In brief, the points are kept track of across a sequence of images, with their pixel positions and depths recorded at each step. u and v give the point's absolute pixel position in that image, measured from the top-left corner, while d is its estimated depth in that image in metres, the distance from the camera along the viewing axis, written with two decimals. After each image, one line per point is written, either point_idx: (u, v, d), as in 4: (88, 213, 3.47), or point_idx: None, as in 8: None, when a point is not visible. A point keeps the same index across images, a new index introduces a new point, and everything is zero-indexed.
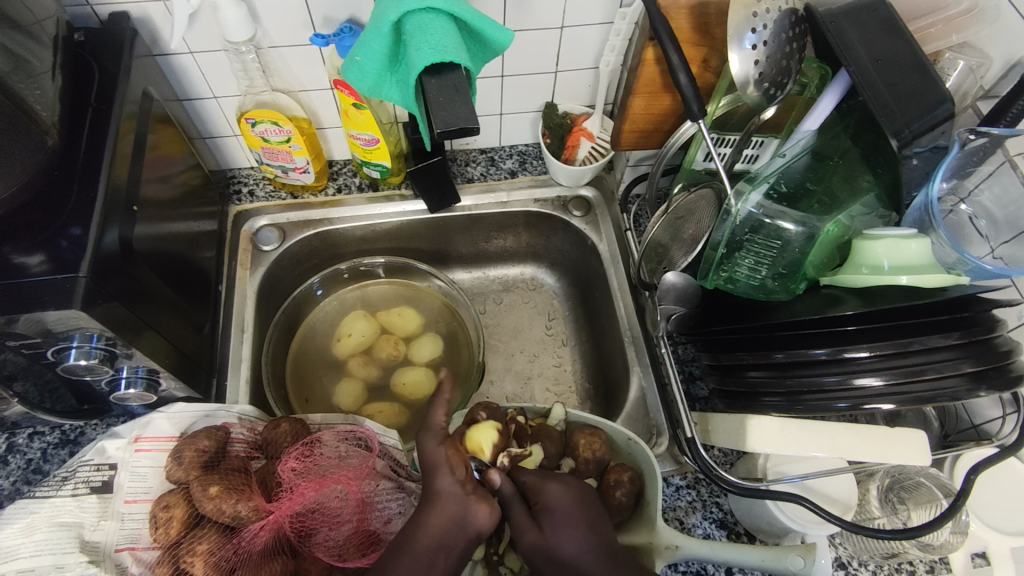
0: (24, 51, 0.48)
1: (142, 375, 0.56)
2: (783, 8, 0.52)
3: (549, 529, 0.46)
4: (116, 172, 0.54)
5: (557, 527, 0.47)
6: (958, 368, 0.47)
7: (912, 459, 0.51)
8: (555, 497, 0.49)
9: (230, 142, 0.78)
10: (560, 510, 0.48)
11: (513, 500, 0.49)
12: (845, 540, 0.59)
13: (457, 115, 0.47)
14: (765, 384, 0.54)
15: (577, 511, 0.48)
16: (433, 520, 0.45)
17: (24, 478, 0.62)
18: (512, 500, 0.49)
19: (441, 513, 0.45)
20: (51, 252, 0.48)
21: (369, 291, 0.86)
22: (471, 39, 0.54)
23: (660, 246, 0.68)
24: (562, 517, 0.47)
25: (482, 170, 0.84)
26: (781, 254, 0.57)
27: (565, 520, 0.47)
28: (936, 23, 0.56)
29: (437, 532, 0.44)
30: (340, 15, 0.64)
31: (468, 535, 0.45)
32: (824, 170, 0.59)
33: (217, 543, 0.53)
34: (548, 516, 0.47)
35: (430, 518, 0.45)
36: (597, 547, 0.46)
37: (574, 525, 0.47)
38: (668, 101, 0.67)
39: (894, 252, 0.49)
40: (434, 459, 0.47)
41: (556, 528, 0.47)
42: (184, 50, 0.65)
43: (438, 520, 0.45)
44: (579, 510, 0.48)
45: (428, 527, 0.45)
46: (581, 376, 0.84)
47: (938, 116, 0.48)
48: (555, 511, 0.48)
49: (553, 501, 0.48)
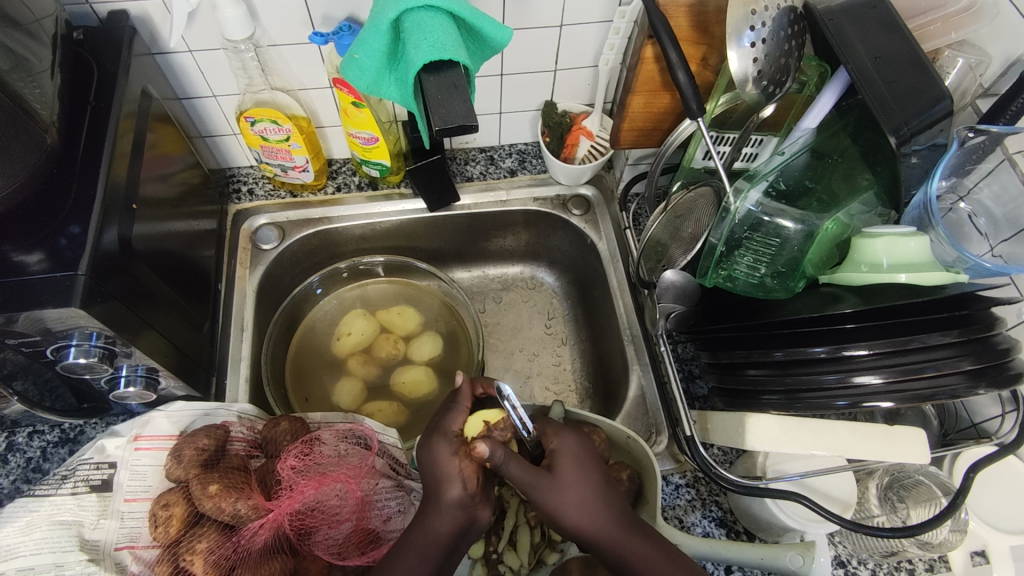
0: (22, 49, 0.48)
1: (142, 373, 0.56)
2: (782, 5, 0.52)
3: (564, 480, 0.47)
4: (115, 171, 0.54)
5: (569, 479, 0.47)
6: (957, 366, 0.47)
7: (910, 457, 0.51)
8: (568, 450, 0.49)
9: (230, 140, 0.78)
10: (572, 462, 0.48)
11: (511, 461, 0.46)
12: (845, 539, 0.59)
13: (456, 112, 0.47)
14: (765, 382, 0.54)
15: (590, 464, 0.49)
16: (442, 525, 0.45)
17: (24, 477, 0.62)
18: (507, 463, 0.45)
19: (449, 518, 0.46)
20: (50, 250, 0.48)
21: (369, 290, 0.86)
22: (471, 37, 0.54)
23: (660, 245, 0.68)
24: (575, 470, 0.48)
25: (481, 169, 0.84)
26: (779, 252, 0.57)
27: (579, 471, 0.48)
28: (935, 21, 0.56)
29: (446, 534, 0.46)
30: (339, 13, 0.64)
31: (466, 536, 0.47)
32: (823, 169, 0.59)
33: (216, 541, 0.53)
34: (561, 464, 0.48)
35: (437, 522, 0.46)
36: (604, 499, 0.47)
37: (583, 480, 0.47)
38: (668, 99, 0.67)
39: (893, 249, 0.49)
40: (448, 472, 0.46)
41: (569, 479, 0.47)
42: (183, 49, 0.65)
43: (448, 524, 0.46)
44: (590, 463, 0.49)
45: (436, 530, 0.45)
46: (581, 375, 0.84)
47: (937, 114, 0.48)
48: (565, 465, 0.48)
49: (567, 454, 0.48)
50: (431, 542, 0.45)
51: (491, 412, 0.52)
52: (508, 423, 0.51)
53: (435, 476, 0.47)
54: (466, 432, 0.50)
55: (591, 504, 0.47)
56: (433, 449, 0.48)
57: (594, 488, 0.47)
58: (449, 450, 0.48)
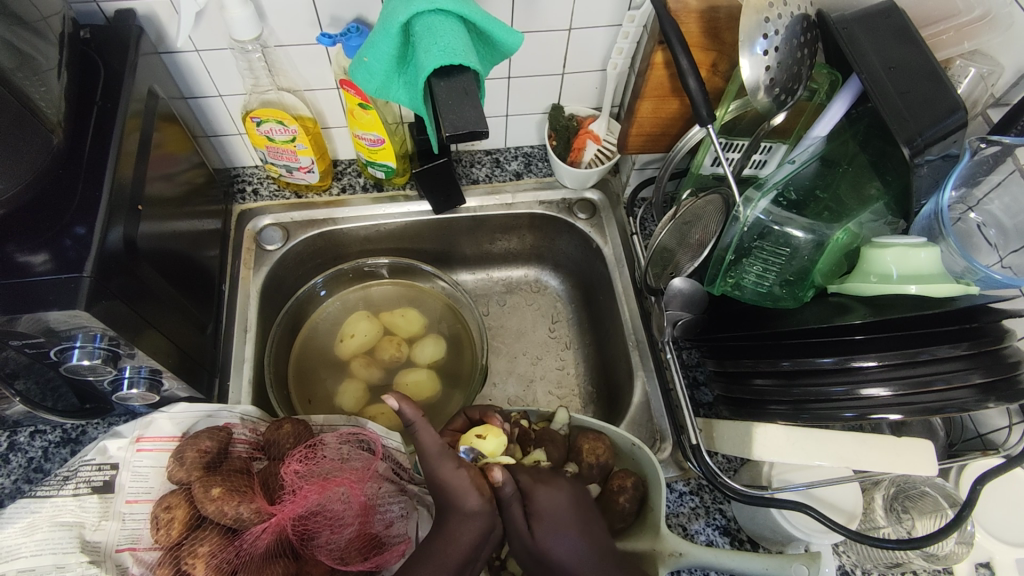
0: (29, 47, 0.47)
1: (145, 374, 0.56)
2: (795, 13, 0.52)
3: (542, 532, 0.46)
4: (121, 171, 0.53)
5: (547, 528, 0.46)
6: (967, 380, 0.46)
7: (919, 469, 0.51)
8: (548, 503, 0.47)
9: (235, 140, 0.78)
10: (551, 520, 0.46)
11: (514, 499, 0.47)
12: (850, 549, 0.59)
13: (466, 118, 0.47)
14: (772, 392, 0.53)
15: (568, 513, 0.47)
16: (463, 536, 0.45)
17: (25, 477, 0.62)
18: (512, 501, 0.47)
19: (473, 528, 0.45)
20: (55, 251, 0.48)
21: (372, 291, 0.85)
22: (481, 41, 0.54)
23: (667, 251, 0.66)
24: (556, 525, 0.46)
25: (487, 172, 0.84)
26: (789, 262, 0.57)
27: (559, 525, 0.46)
28: (947, 30, 0.55)
29: (465, 547, 0.44)
30: (347, 14, 0.63)
31: (484, 546, 0.46)
32: (833, 176, 0.59)
33: (219, 545, 0.53)
34: (541, 522, 0.46)
35: (459, 532, 0.45)
36: (588, 553, 0.46)
37: (562, 534, 0.46)
38: (677, 104, 0.66)
39: (904, 260, 0.49)
40: (458, 484, 0.46)
41: (548, 537, 0.46)
42: (189, 49, 0.65)
43: (469, 533, 0.45)
44: (568, 518, 0.47)
45: (456, 539, 0.44)
46: (584, 379, 0.84)
47: (951, 125, 0.48)
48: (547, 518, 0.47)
49: (545, 507, 0.47)
50: (450, 557, 0.44)
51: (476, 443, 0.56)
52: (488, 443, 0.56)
53: (445, 493, 0.46)
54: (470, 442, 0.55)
55: (568, 563, 0.45)
56: (435, 465, 0.47)
57: (573, 545, 0.46)
58: (449, 465, 0.47)
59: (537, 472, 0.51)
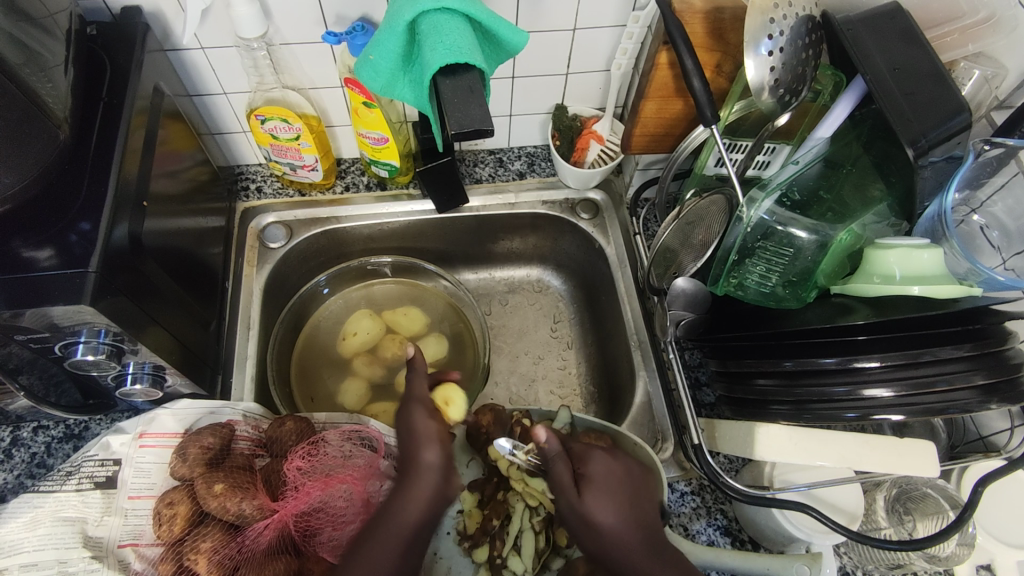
0: (36, 44, 0.47)
1: (149, 370, 0.56)
2: (800, 14, 0.52)
3: (590, 498, 0.46)
4: (127, 168, 0.54)
5: (597, 495, 0.46)
6: (969, 381, 0.46)
7: (921, 470, 0.51)
8: (600, 469, 0.48)
9: (240, 138, 0.78)
10: (602, 485, 0.47)
11: (559, 458, 0.48)
12: (851, 550, 0.59)
13: (472, 116, 0.47)
14: (774, 393, 0.53)
15: (619, 485, 0.47)
16: (415, 511, 0.44)
17: (28, 472, 0.62)
18: (558, 459, 0.48)
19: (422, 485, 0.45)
20: (60, 247, 0.48)
21: (375, 291, 0.85)
22: (486, 40, 0.54)
23: (670, 251, 0.67)
24: (606, 490, 0.47)
25: (490, 171, 0.84)
26: (792, 262, 0.57)
27: (608, 494, 0.46)
28: (953, 32, 0.55)
29: (417, 524, 0.44)
30: (353, 13, 0.64)
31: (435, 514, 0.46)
32: (836, 178, 0.59)
33: (221, 541, 0.53)
34: (590, 486, 0.47)
35: (407, 499, 0.45)
36: (636, 527, 0.46)
37: (612, 503, 0.46)
38: (681, 104, 0.66)
39: (907, 261, 0.49)
40: (420, 435, 0.48)
41: (600, 500, 0.46)
42: (196, 46, 0.65)
43: (418, 512, 0.44)
44: (622, 487, 0.47)
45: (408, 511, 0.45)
46: (586, 379, 0.84)
47: (954, 127, 0.48)
48: (596, 484, 0.47)
49: (598, 473, 0.48)
50: (400, 528, 0.44)
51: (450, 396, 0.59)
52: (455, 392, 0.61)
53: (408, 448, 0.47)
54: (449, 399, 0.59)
55: (618, 527, 0.45)
56: (419, 439, 0.48)
57: (624, 512, 0.46)
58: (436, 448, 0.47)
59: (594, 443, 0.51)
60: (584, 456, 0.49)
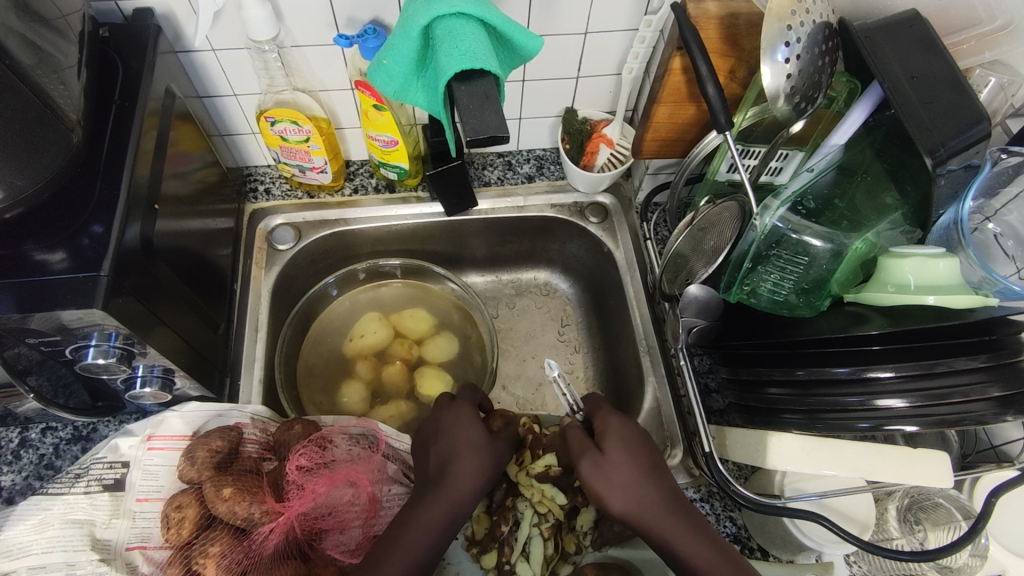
0: (50, 46, 0.47)
1: (158, 373, 0.56)
2: (818, 21, 0.51)
3: (612, 455, 0.51)
4: (138, 170, 0.53)
5: (619, 454, 0.51)
6: (985, 393, 0.46)
7: (934, 481, 0.50)
8: (617, 429, 0.53)
9: (249, 140, 0.78)
10: (619, 441, 0.52)
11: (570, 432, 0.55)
12: (861, 559, 0.59)
13: (487, 123, 0.46)
14: (786, 402, 0.54)
15: (635, 444, 0.52)
16: (465, 483, 0.52)
17: (36, 474, 0.62)
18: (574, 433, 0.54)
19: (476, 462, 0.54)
20: (72, 250, 0.48)
21: (382, 292, 0.85)
22: (501, 45, 0.54)
23: (681, 257, 0.66)
24: (623, 446, 0.51)
25: (499, 174, 0.84)
26: (807, 271, 0.57)
27: (627, 450, 0.51)
28: (969, 39, 0.55)
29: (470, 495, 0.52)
30: (364, 16, 0.63)
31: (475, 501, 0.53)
32: (849, 184, 0.58)
33: (229, 545, 0.53)
34: (609, 445, 0.52)
35: (462, 475, 0.52)
36: (655, 484, 0.50)
37: (632, 456, 0.51)
38: (693, 109, 0.66)
39: (923, 269, 0.48)
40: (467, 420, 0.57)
41: (618, 454, 0.51)
42: (207, 48, 0.65)
43: (470, 483, 0.52)
44: (637, 446, 0.52)
45: (462, 487, 0.52)
46: (593, 384, 0.84)
47: (975, 135, 0.48)
48: (615, 441, 0.52)
49: (615, 431, 0.53)
50: (450, 500, 0.51)
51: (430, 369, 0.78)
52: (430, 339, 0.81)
53: (456, 431, 0.56)
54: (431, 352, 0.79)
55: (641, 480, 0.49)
56: (463, 424, 0.56)
57: (648, 465, 0.50)
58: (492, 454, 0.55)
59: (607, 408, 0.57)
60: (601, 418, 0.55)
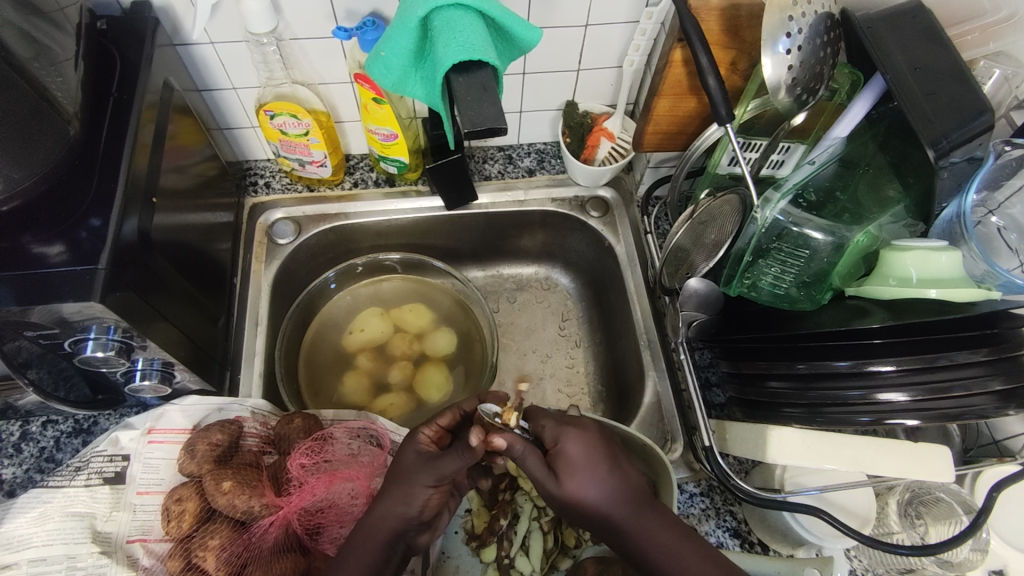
0: (46, 38, 0.46)
1: (158, 367, 0.56)
2: (820, 12, 0.51)
3: (570, 482, 0.47)
4: (137, 162, 0.53)
5: (576, 479, 0.47)
6: (987, 386, 0.46)
7: (935, 475, 0.49)
8: (570, 446, 0.48)
9: (249, 133, 0.77)
10: (574, 462, 0.47)
11: (530, 454, 0.47)
12: (861, 553, 0.59)
13: (485, 114, 0.46)
14: (787, 395, 0.53)
15: (593, 456, 0.48)
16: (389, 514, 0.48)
17: (37, 467, 0.62)
18: (527, 454, 0.47)
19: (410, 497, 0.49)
20: (71, 242, 0.48)
21: (383, 287, 0.85)
22: (500, 37, 0.53)
23: (682, 251, 0.66)
24: (579, 467, 0.47)
25: (500, 168, 0.83)
26: (808, 264, 0.56)
27: (587, 472, 0.47)
28: (973, 31, 0.55)
29: (414, 501, 0.48)
30: (363, 9, 0.63)
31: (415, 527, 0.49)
32: (851, 178, 0.57)
33: (228, 538, 0.53)
34: (565, 468, 0.47)
35: (387, 507, 0.49)
36: (616, 494, 0.47)
37: (588, 478, 0.47)
38: (695, 102, 0.66)
39: (925, 263, 0.48)
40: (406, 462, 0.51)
41: (575, 479, 0.47)
42: (205, 41, 0.64)
43: (392, 508, 0.48)
44: (597, 456, 0.48)
45: (388, 523, 0.48)
46: (593, 378, 0.83)
47: (977, 127, 0.47)
48: (569, 465, 0.47)
49: (568, 450, 0.48)
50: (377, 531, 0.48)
51: (432, 366, 0.78)
52: (432, 329, 0.81)
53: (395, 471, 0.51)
54: (435, 345, 0.79)
55: (600, 502, 0.47)
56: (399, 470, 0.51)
57: (604, 484, 0.47)
58: (427, 481, 0.49)
59: (559, 415, 0.51)
60: (552, 432, 0.49)
